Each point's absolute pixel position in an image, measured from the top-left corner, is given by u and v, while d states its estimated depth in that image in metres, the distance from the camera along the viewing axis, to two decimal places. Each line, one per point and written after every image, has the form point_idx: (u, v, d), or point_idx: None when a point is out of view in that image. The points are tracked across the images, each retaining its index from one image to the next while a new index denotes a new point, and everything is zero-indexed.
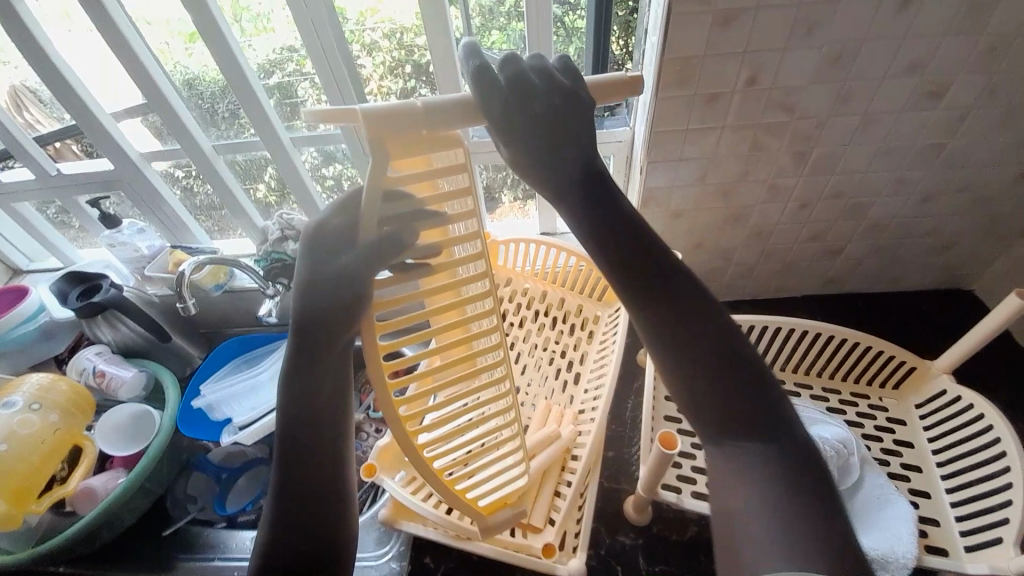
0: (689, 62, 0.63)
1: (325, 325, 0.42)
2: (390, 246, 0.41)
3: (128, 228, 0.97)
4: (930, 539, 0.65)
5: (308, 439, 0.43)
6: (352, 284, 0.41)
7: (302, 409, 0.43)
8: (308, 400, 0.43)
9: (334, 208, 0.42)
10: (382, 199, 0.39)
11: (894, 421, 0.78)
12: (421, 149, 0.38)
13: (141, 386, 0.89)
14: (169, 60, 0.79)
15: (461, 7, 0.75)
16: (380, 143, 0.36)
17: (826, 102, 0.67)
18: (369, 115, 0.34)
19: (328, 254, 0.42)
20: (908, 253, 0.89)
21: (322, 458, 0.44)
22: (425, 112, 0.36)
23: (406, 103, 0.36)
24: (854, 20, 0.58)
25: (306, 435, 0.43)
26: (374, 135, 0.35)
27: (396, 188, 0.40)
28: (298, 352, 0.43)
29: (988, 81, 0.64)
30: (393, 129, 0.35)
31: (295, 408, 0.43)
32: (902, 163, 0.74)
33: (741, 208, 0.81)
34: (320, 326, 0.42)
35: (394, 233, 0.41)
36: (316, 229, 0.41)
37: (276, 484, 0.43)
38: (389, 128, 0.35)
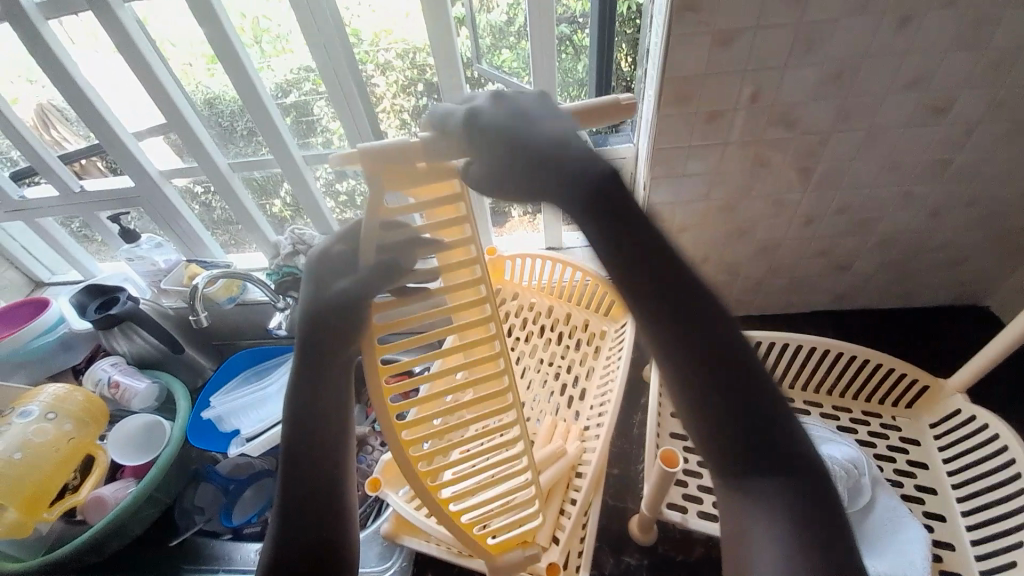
0: (692, 78, 0.63)
1: (324, 352, 0.42)
2: (388, 270, 0.40)
3: (148, 242, 1.00)
4: (945, 563, 0.63)
5: (307, 453, 0.43)
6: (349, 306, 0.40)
7: (302, 422, 0.43)
8: (305, 430, 0.43)
9: (340, 234, 0.42)
10: (381, 228, 0.41)
11: (908, 440, 0.75)
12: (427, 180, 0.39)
13: (153, 396, 0.91)
14: (191, 80, 0.82)
15: (470, 28, 0.77)
16: (379, 178, 0.37)
17: (829, 118, 0.67)
18: (368, 153, 0.35)
19: (327, 280, 0.41)
20: (922, 268, 0.87)
21: (318, 472, 0.43)
22: (423, 146, 0.35)
23: (405, 141, 0.36)
24: (854, 37, 0.59)
25: (311, 451, 0.43)
26: (367, 167, 0.36)
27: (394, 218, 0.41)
28: (303, 382, 0.43)
29: (995, 95, 0.64)
30: (391, 165, 0.36)
31: (304, 418, 0.43)
32: (909, 179, 0.74)
33: (746, 224, 0.81)
34: (319, 346, 0.42)
35: (392, 262, 0.40)
36: (321, 254, 0.42)
37: (279, 499, 0.43)
38: (380, 162, 0.36)
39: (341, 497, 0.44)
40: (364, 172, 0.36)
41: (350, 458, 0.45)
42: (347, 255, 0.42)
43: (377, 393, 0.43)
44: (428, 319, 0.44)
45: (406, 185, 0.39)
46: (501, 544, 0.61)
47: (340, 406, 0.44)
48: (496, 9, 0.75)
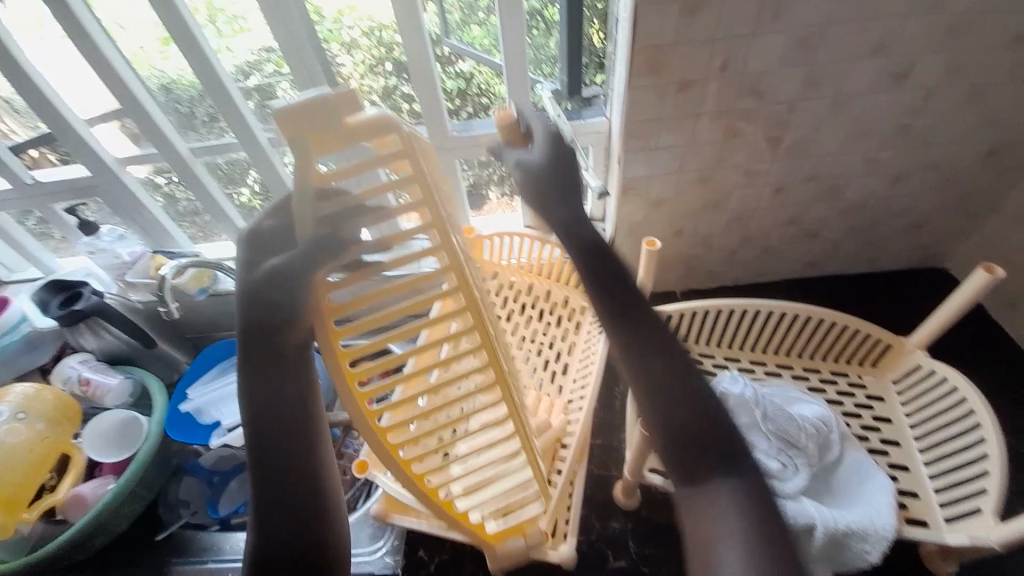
0: (662, 48, 0.63)
1: (286, 382, 0.37)
2: (331, 244, 0.34)
3: (107, 235, 0.96)
4: (911, 511, 0.67)
5: (284, 479, 0.38)
6: (280, 295, 0.35)
7: (267, 448, 0.37)
8: (276, 458, 0.37)
9: (269, 211, 0.38)
10: (316, 198, 0.35)
11: (873, 397, 0.79)
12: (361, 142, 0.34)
13: (128, 392, 0.89)
14: (143, 65, 0.79)
15: (437, 3, 0.75)
16: (302, 143, 0.31)
17: (795, 85, 0.68)
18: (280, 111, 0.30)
19: (258, 262, 0.37)
20: (886, 233, 0.91)
21: (307, 494, 0.38)
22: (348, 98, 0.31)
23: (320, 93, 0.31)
24: (817, 5, 0.60)
25: (287, 475, 0.38)
26: (289, 133, 0.30)
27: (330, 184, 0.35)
28: (265, 413, 0.37)
29: (951, 60, 0.66)
30: (313, 127, 0.31)
31: (273, 444, 0.37)
32: (873, 146, 0.76)
33: (718, 196, 0.83)
34: (278, 372, 0.37)
35: (333, 232, 0.35)
36: (251, 234, 0.37)
37: (261, 529, 0.38)
38: (303, 123, 0.30)
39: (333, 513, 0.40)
40: (284, 136, 0.31)
41: (334, 473, 0.40)
42: (282, 234, 0.38)
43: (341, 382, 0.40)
44: (386, 296, 0.40)
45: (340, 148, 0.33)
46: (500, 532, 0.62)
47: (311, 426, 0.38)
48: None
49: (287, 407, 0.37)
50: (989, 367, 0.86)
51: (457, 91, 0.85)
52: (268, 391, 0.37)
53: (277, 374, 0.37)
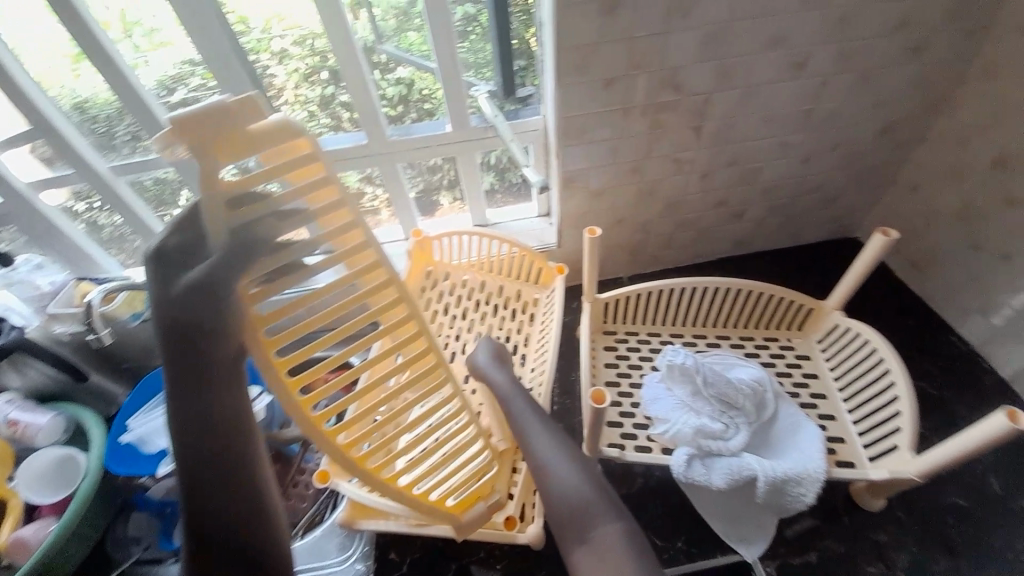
0: (584, 49, 0.67)
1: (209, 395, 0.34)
2: (245, 246, 0.37)
3: (24, 265, 0.89)
4: (839, 455, 0.74)
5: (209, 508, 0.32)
6: (207, 299, 0.35)
7: (190, 456, 0.33)
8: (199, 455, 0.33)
9: (170, 227, 0.37)
10: (229, 203, 0.38)
11: (801, 357, 0.86)
12: (261, 144, 0.38)
13: (59, 429, 0.84)
14: (53, 85, 0.75)
15: (366, 11, 0.75)
16: (205, 146, 0.35)
17: (709, 78, 0.73)
18: (180, 118, 0.34)
19: (174, 275, 0.35)
20: (802, 209, 0.99)
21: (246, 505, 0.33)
22: (240, 103, 0.36)
23: (218, 102, 0.35)
24: (719, 4, 0.65)
25: (214, 502, 0.32)
26: (192, 139, 0.34)
27: (242, 191, 0.39)
28: (188, 431, 0.33)
29: (840, 49, 0.73)
30: (214, 130, 0.35)
31: (192, 464, 0.32)
32: (782, 130, 0.83)
33: (651, 184, 0.88)
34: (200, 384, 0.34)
35: (247, 236, 0.37)
36: (159, 252, 0.36)
37: (187, 566, 0.32)
38: (205, 127, 0.35)
39: (269, 543, 0.34)
40: (186, 148, 0.35)
41: (274, 497, 0.36)
42: (192, 247, 0.37)
43: (281, 388, 0.43)
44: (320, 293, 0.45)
45: (243, 153, 0.38)
46: (463, 502, 0.64)
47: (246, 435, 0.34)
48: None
49: (211, 421, 0.33)
50: (900, 324, 0.95)
51: (398, 98, 0.85)
52: (191, 407, 0.33)
53: (199, 387, 0.33)
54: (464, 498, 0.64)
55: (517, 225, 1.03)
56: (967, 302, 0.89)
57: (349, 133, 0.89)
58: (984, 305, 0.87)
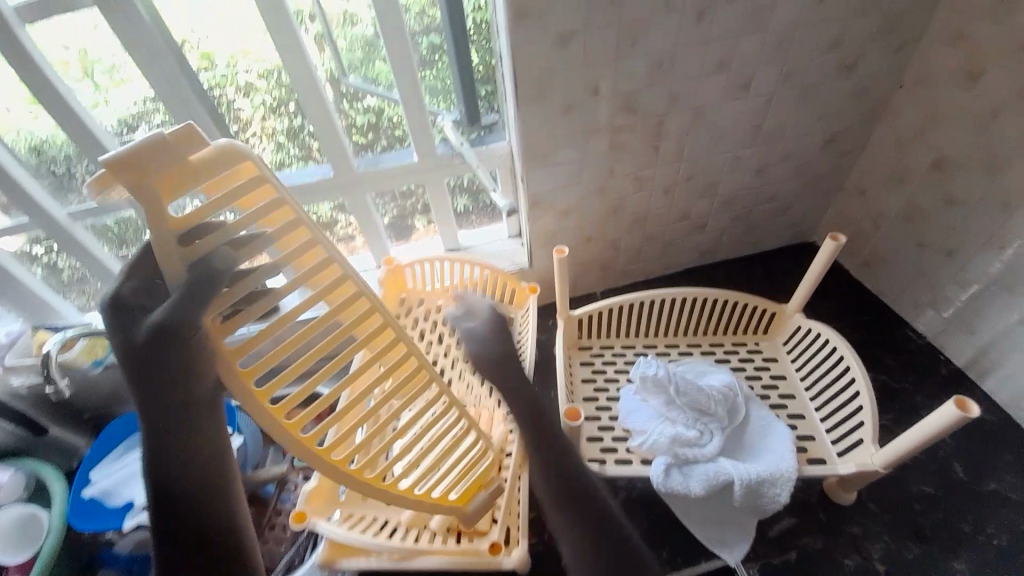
0: (542, 79, 0.70)
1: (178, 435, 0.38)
2: (199, 279, 0.38)
3: None
4: (810, 452, 0.76)
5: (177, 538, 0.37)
6: (166, 343, 0.36)
7: (162, 473, 0.37)
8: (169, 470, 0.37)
9: (127, 271, 0.40)
10: (180, 239, 0.39)
11: (769, 359, 0.89)
12: (204, 175, 0.39)
13: (20, 486, 0.80)
14: (8, 128, 0.74)
15: (329, 45, 0.76)
16: (147, 185, 0.36)
17: (662, 101, 0.77)
18: (116, 160, 0.35)
19: (134, 324, 0.37)
20: (760, 219, 1.03)
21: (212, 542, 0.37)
22: (177, 137, 0.37)
23: (154, 139, 0.36)
24: (665, 32, 0.69)
25: (184, 534, 0.37)
26: (133, 180, 0.36)
27: (191, 224, 0.40)
28: (162, 454, 0.37)
29: (780, 69, 0.78)
30: (153, 167, 0.36)
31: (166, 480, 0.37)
32: (735, 146, 0.87)
33: (616, 202, 0.91)
34: (174, 424, 0.38)
35: (199, 269, 0.38)
36: (115, 299, 0.38)
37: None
38: (144, 167, 0.36)
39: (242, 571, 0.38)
40: (125, 185, 0.36)
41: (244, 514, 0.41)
42: (151, 290, 0.40)
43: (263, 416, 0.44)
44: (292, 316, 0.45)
45: (187, 186, 0.39)
46: (464, 495, 0.66)
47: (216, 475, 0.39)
48: (360, 23, 0.75)
49: (182, 452, 0.38)
50: (860, 322, 1.00)
51: (367, 125, 0.86)
52: (163, 450, 0.37)
53: (171, 428, 0.37)
54: (466, 490, 0.66)
55: (488, 248, 1.04)
56: (919, 297, 0.94)
57: (317, 165, 0.89)
58: (934, 299, 0.92)
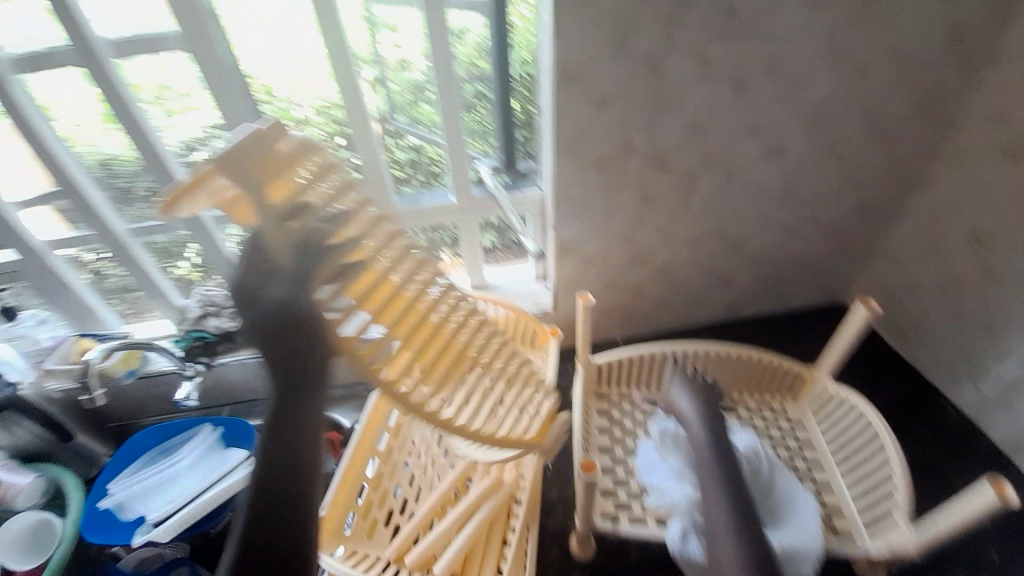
0: (580, 135, 0.73)
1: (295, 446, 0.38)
2: (309, 253, 0.42)
3: (26, 320, 0.90)
4: (838, 529, 0.73)
5: (269, 555, 0.36)
6: (285, 313, 0.40)
7: (276, 416, 0.38)
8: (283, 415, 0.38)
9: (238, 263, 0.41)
10: (282, 220, 0.42)
11: (796, 426, 0.86)
12: (288, 164, 0.44)
13: (38, 491, 0.82)
14: (81, 142, 0.79)
15: (382, 89, 0.82)
16: (249, 173, 0.41)
17: (694, 159, 0.79)
18: (225, 151, 0.39)
19: (258, 294, 0.40)
20: (788, 279, 1.02)
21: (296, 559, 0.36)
22: (268, 129, 0.42)
23: (249, 133, 0.41)
24: (700, 98, 0.72)
25: (274, 550, 0.36)
26: (237, 166, 0.40)
27: (289, 206, 0.43)
28: (285, 398, 0.39)
29: (813, 136, 0.79)
30: (251, 152, 0.41)
31: (277, 421, 0.38)
32: (765, 205, 0.88)
33: (643, 251, 0.91)
34: (290, 435, 0.38)
35: (307, 243, 0.42)
36: (238, 285, 0.40)
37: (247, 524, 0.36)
38: (246, 154, 0.40)
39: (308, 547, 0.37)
40: (232, 175, 0.40)
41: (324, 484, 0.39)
42: (262, 271, 0.41)
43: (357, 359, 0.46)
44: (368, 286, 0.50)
45: (278, 173, 0.43)
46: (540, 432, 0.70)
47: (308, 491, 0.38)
48: (413, 69, 0.81)
49: (308, 404, 0.39)
50: (891, 391, 0.96)
51: (407, 162, 0.90)
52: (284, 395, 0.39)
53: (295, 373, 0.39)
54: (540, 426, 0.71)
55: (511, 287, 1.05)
56: (956, 372, 0.91)
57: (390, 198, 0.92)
58: (972, 374, 0.88)
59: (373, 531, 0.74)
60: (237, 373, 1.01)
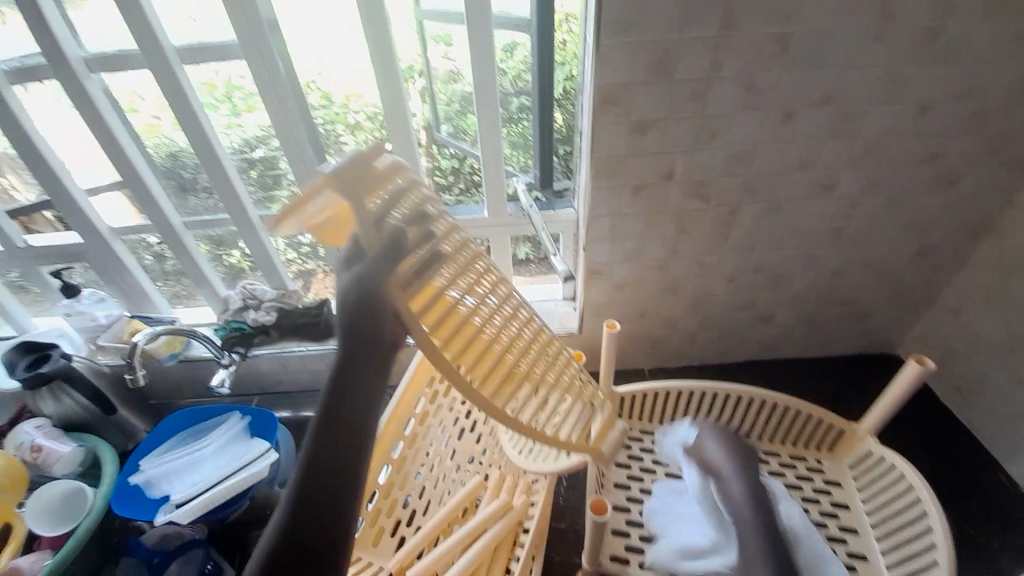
0: (618, 159, 0.72)
1: (340, 444, 0.42)
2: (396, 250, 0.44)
3: (87, 297, 0.97)
4: None
5: (311, 533, 0.40)
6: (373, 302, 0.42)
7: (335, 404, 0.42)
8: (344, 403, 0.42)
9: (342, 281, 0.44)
10: (376, 234, 0.44)
11: (830, 483, 0.80)
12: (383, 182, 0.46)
13: (77, 460, 0.86)
14: (156, 133, 0.85)
15: (428, 96, 0.84)
16: (352, 190, 0.42)
17: (736, 191, 0.76)
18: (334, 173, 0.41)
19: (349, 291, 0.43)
20: (833, 323, 0.96)
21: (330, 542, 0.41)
22: (369, 152, 0.44)
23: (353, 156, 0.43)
24: (747, 129, 0.69)
25: (314, 529, 0.41)
26: (342, 184, 0.42)
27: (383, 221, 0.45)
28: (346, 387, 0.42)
29: (869, 176, 0.75)
30: (355, 174, 0.42)
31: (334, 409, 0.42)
32: (811, 244, 0.83)
33: (677, 282, 0.88)
34: (336, 434, 0.42)
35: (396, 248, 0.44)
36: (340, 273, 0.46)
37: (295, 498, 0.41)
38: (350, 175, 0.42)
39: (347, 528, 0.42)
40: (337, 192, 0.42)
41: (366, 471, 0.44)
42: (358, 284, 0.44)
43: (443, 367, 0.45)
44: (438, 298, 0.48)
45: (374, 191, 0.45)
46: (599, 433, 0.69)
47: (348, 485, 0.42)
48: (461, 82, 0.82)
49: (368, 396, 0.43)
50: (939, 456, 0.88)
51: (450, 169, 0.91)
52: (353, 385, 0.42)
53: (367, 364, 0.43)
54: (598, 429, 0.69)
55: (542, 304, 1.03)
56: (1017, 444, 0.83)
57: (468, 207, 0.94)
58: None
59: (379, 538, 0.74)
60: (269, 365, 1.04)
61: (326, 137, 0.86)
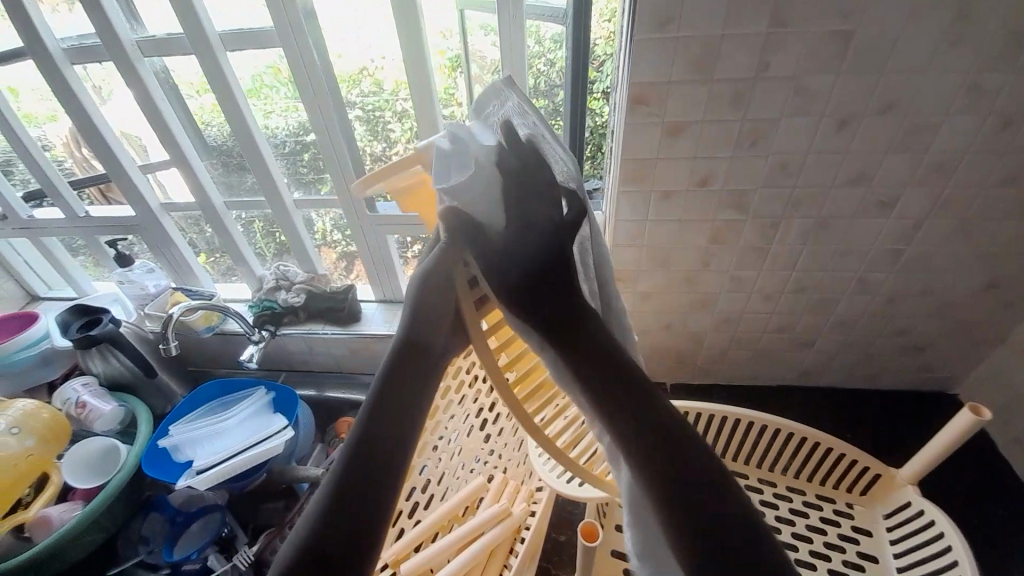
0: (651, 161, 0.67)
1: (389, 418, 0.31)
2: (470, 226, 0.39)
3: (139, 267, 1.03)
4: None
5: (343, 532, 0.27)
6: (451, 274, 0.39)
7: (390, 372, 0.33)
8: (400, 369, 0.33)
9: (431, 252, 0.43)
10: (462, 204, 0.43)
11: (860, 530, 0.72)
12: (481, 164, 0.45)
13: (116, 419, 0.92)
14: (213, 116, 0.87)
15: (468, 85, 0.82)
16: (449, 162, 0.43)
17: (777, 204, 0.70)
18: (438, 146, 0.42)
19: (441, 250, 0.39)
20: (883, 353, 0.87)
21: (364, 536, 0.27)
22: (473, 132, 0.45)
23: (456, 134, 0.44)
24: (793, 138, 0.63)
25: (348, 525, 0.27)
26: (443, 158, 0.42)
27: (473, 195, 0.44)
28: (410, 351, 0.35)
29: (936, 196, 0.67)
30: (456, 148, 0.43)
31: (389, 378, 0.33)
32: (862, 267, 0.76)
33: (707, 296, 0.83)
34: (388, 406, 0.32)
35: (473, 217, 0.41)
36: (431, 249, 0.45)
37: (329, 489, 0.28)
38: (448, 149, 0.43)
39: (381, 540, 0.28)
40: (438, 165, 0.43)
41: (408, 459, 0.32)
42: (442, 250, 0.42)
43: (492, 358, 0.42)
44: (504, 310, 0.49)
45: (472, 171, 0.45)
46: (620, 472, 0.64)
47: (391, 475, 0.30)
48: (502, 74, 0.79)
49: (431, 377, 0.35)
50: (993, 514, 0.78)
51: None
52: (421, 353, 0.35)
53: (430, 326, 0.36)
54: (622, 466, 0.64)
55: None
56: None
57: None
58: None
59: None
60: (296, 346, 1.07)
61: (374, 122, 0.85)
